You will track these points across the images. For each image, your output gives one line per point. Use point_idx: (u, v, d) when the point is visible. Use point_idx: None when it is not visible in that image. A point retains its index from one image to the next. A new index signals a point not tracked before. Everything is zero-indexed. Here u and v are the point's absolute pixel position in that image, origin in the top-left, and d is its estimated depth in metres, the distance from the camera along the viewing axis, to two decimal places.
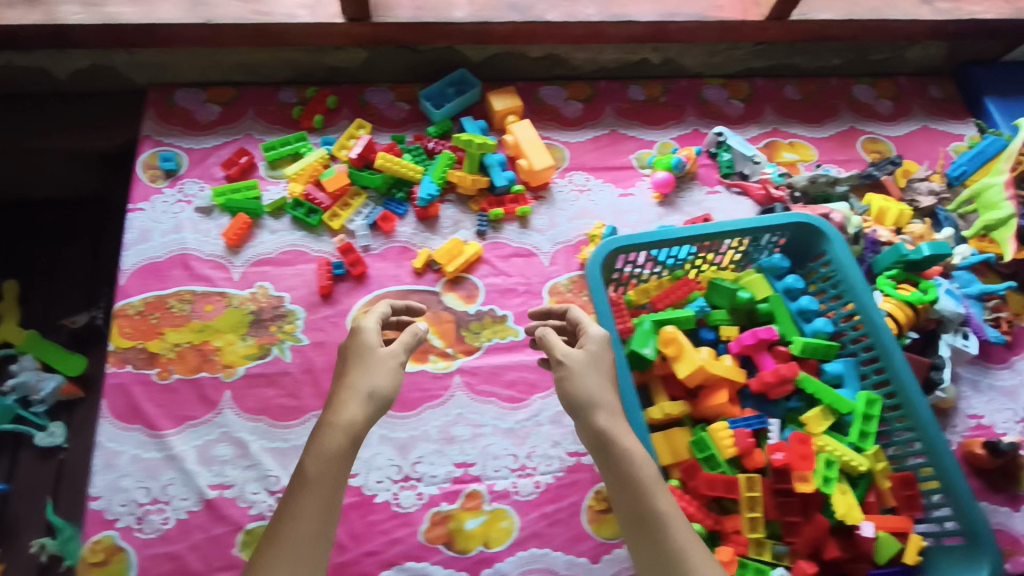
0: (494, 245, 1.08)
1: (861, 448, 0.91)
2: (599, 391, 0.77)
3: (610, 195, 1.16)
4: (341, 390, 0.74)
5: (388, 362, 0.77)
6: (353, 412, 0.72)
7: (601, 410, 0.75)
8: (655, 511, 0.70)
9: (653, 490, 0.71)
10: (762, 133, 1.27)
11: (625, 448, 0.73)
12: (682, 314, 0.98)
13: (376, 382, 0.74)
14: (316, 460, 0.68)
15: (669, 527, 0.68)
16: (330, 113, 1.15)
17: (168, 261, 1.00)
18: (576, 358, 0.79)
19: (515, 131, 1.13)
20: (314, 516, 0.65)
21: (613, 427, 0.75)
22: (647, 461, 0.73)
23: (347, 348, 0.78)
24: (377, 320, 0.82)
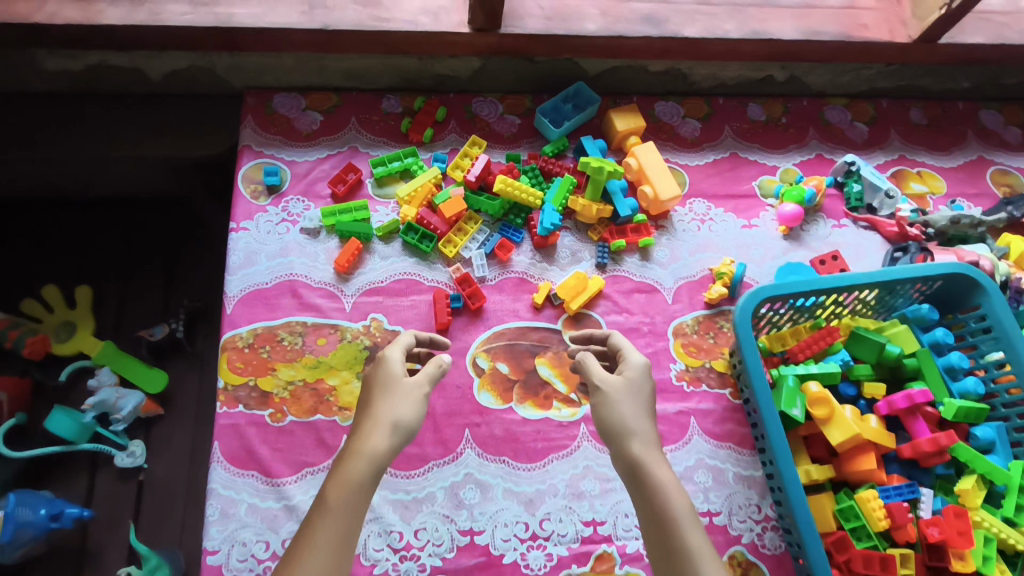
0: (615, 279, 1.01)
1: (1016, 523, 0.86)
2: (632, 418, 0.72)
3: (732, 226, 1.09)
4: (365, 420, 0.70)
5: (414, 393, 0.72)
6: (376, 442, 0.67)
7: (633, 437, 0.71)
8: (683, 543, 0.62)
9: (681, 520, 0.64)
10: (889, 161, 1.19)
11: (655, 476, 0.68)
12: (826, 368, 0.92)
13: (400, 412, 0.70)
14: (339, 487, 0.63)
15: (695, 561, 0.61)
16: (439, 125, 1.07)
17: (276, 288, 0.93)
18: (612, 384, 0.75)
19: (638, 155, 1.05)
20: (330, 545, 0.59)
21: (646, 455, 0.70)
22: (678, 491, 0.67)
23: (368, 379, 0.74)
24: (402, 348, 0.78)
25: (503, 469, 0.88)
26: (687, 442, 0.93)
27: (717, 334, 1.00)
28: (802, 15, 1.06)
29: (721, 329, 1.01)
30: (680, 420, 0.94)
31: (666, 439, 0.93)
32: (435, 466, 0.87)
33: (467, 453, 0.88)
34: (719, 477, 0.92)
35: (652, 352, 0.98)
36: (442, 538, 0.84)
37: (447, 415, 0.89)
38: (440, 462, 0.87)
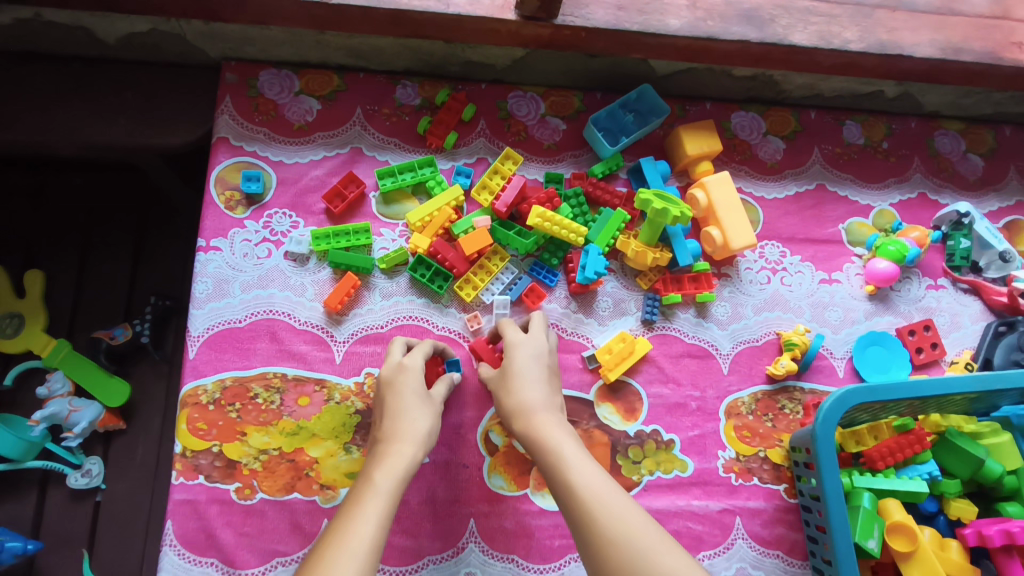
0: (662, 339, 0.84)
1: None
2: (515, 395, 0.69)
3: (808, 279, 0.90)
4: (394, 420, 0.67)
5: (434, 404, 0.70)
6: (412, 446, 0.64)
7: (518, 413, 0.68)
8: (569, 484, 0.59)
9: (566, 467, 0.61)
10: (1003, 208, 0.98)
11: (540, 437, 0.65)
12: (909, 485, 0.76)
13: (429, 422, 0.68)
14: (388, 474, 0.60)
15: (583, 496, 0.57)
16: (464, 125, 0.86)
17: (251, 329, 0.76)
18: (491, 376, 0.73)
19: (708, 189, 0.85)
20: (379, 522, 0.55)
21: (530, 421, 0.67)
22: (563, 441, 0.64)
23: (390, 386, 0.70)
24: (425, 355, 0.73)
25: (511, 570, 0.74)
26: (728, 547, 0.78)
27: (777, 417, 0.84)
28: (941, 26, 0.85)
29: (782, 410, 0.84)
30: (723, 520, 0.79)
31: (705, 542, 0.78)
32: (429, 563, 0.73)
33: (470, 548, 0.74)
34: None
35: (700, 434, 0.82)
36: None
37: (450, 502, 0.75)
38: (437, 557, 0.73)
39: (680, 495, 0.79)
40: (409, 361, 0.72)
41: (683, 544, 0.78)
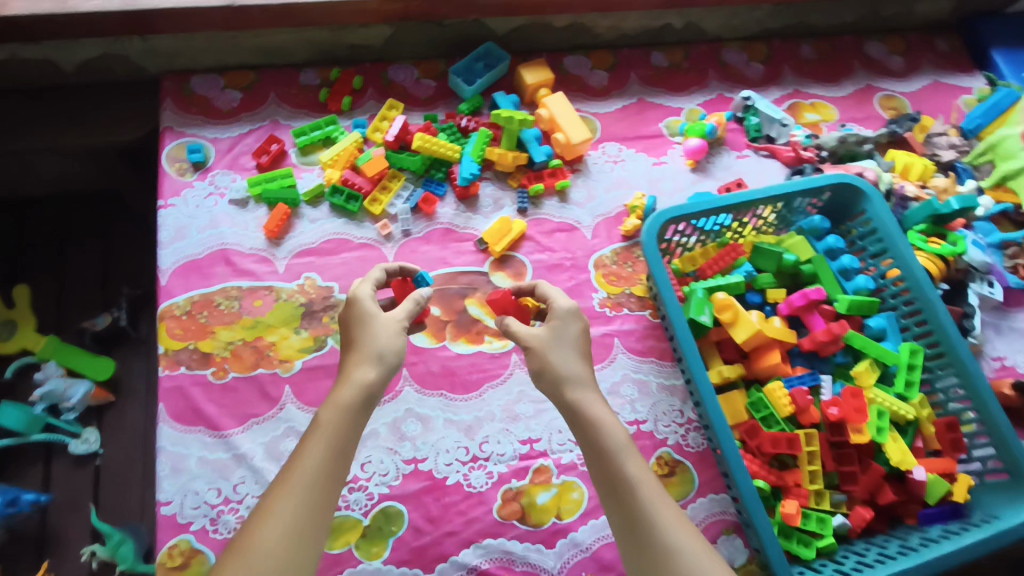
0: (536, 221, 1.08)
1: (906, 397, 0.94)
2: (568, 364, 0.80)
3: (643, 163, 1.15)
4: (350, 353, 0.79)
5: (392, 326, 0.81)
6: (364, 370, 0.76)
7: (569, 382, 0.78)
8: (624, 469, 0.71)
9: (621, 453, 0.72)
10: (784, 95, 1.26)
11: (589, 414, 0.76)
12: (731, 280, 0.99)
13: (384, 344, 0.79)
14: (333, 409, 0.72)
15: (632, 480, 0.70)
16: (356, 94, 1.12)
17: (209, 258, 0.98)
18: (540, 337, 0.83)
19: (549, 105, 1.11)
20: (320, 456, 0.67)
21: (581, 398, 0.77)
22: (614, 429, 0.75)
23: (347, 319, 0.82)
24: (372, 283, 0.87)
25: (441, 402, 0.94)
26: (611, 361, 1.00)
27: (634, 263, 1.07)
28: None
29: (638, 258, 1.08)
30: (604, 341, 1.01)
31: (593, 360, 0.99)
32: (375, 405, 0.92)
33: (407, 390, 0.94)
34: (644, 388, 0.99)
35: (576, 284, 1.04)
36: (387, 469, 0.89)
37: None
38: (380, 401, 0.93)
39: None
40: (360, 292, 0.85)
41: None
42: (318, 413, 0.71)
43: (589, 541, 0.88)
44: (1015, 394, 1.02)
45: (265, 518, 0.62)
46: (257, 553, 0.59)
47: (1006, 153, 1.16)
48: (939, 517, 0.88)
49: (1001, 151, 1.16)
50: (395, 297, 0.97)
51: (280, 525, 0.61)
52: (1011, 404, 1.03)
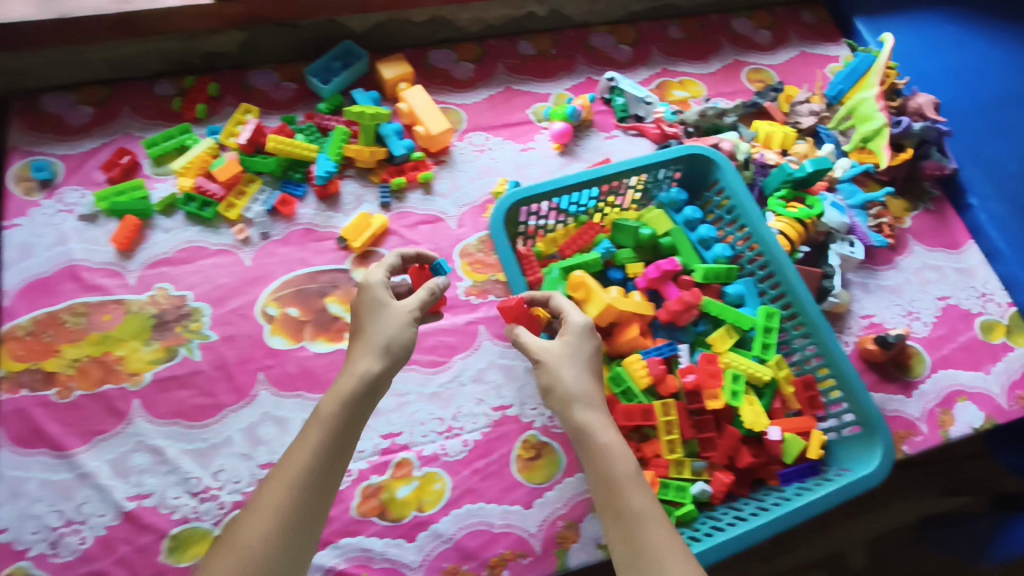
0: (399, 216, 1.07)
1: (765, 359, 0.95)
2: (577, 381, 0.76)
3: (510, 151, 1.15)
4: (358, 344, 0.76)
5: (401, 316, 0.79)
6: (369, 362, 0.74)
7: (579, 402, 0.74)
8: (629, 503, 0.66)
9: (625, 485, 0.67)
10: (652, 75, 1.27)
11: (596, 439, 0.71)
12: (588, 257, 0.98)
13: (393, 334, 0.77)
14: (332, 401, 0.71)
15: (635, 515, 0.66)
16: (213, 101, 1.11)
17: (56, 275, 0.95)
18: (552, 351, 0.79)
19: (407, 99, 1.10)
20: (306, 466, 0.66)
21: (590, 420, 0.73)
22: (625, 460, 0.70)
23: (357, 305, 0.81)
24: (385, 269, 0.85)
25: (298, 403, 0.92)
26: (476, 349, 0.99)
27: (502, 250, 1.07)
28: None
29: None
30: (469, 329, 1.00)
31: (457, 349, 0.99)
32: (228, 412, 0.91)
33: (261, 394, 0.92)
34: (510, 373, 0.98)
35: None
36: (240, 476, 0.87)
37: (239, 363, 0.93)
38: (234, 407, 0.91)
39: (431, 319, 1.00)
40: (372, 278, 0.83)
41: (439, 353, 0.98)
42: (313, 414, 0.70)
43: (451, 532, 0.87)
44: (878, 348, 1.04)
45: (252, 517, 0.62)
46: (245, 549, 0.60)
47: (864, 116, 1.18)
48: (797, 475, 0.89)
49: (860, 114, 1.18)
50: (412, 285, 0.94)
51: (253, 539, 0.61)
52: (875, 358, 1.05)
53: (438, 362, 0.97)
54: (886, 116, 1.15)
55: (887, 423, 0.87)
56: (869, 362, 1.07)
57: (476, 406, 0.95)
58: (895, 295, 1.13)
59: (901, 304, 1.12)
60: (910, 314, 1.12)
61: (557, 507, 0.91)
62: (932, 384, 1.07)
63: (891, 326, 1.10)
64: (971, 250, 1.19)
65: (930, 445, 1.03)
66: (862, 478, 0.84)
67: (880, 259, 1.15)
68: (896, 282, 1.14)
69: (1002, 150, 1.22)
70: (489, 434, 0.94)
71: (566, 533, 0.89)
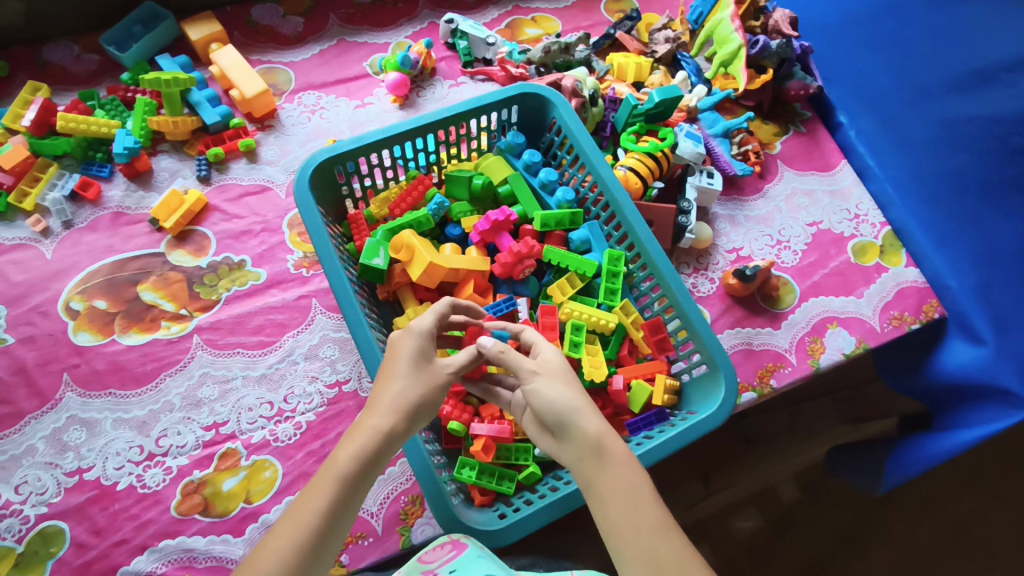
0: (220, 188, 0.99)
1: (611, 306, 0.89)
2: (585, 396, 0.62)
3: (344, 108, 1.07)
4: (382, 387, 0.63)
5: (440, 377, 0.64)
6: (393, 420, 0.60)
7: (585, 412, 0.60)
8: (651, 522, 0.55)
9: (646, 499, 0.56)
10: (502, 14, 1.18)
11: (606, 448, 0.58)
12: (417, 215, 0.91)
13: (425, 393, 0.63)
14: (352, 450, 0.58)
15: (660, 532, 0.55)
16: (3, 81, 1.02)
17: None
18: (550, 364, 0.63)
19: (217, 60, 1.02)
20: (316, 528, 0.54)
21: (602, 428, 0.59)
22: (639, 473, 0.58)
23: (391, 346, 0.66)
24: (437, 317, 0.68)
25: (108, 402, 0.85)
26: (309, 324, 0.92)
27: None
28: None
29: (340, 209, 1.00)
30: (300, 304, 0.93)
31: (287, 326, 0.91)
32: (29, 419, 0.83)
33: (67, 396, 0.84)
34: (346, 347, 0.91)
35: (268, 248, 0.96)
36: (45, 486, 0.80)
37: (39, 365, 0.86)
38: (37, 413, 0.83)
39: (258, 298, 0.92)
40: (420, 323, 0.67)
41: (266, 333, 0.90)
42: (318, 470, 0.58)
43: None
44: (738, 283, 0.96)
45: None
46: None
47: (723, 38, 1.10)
48: (644, 424, 0.82)
49: (718, 37, 1.11)
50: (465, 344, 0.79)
51: None
52: (739, 293, 0.98)
53: (267, 343, 0.90)
54: (742, 36, 1.07)
55: (731, 361, 0.80)
56: (734, 298, 0.99)
57: (309, 384, 0.88)
58: (764, 225, 1.05)
59: (769, 233, 1.05)
60: (779, 244, 1.04)
61: (400, 483, 0.84)
62: (801, 314, 0.98)
63: (758, 258, 1.03)
64: (845, 169, 1.10)
65: (799, 377, 0.94)
66: (705, 418, 0.77)
67: (748, 189, 1.08)
68: (766, 211, 1.06)
69: (874, 64, 1.12)
70: (324, 414, 0.86)
71: (410, 509, 0.82)
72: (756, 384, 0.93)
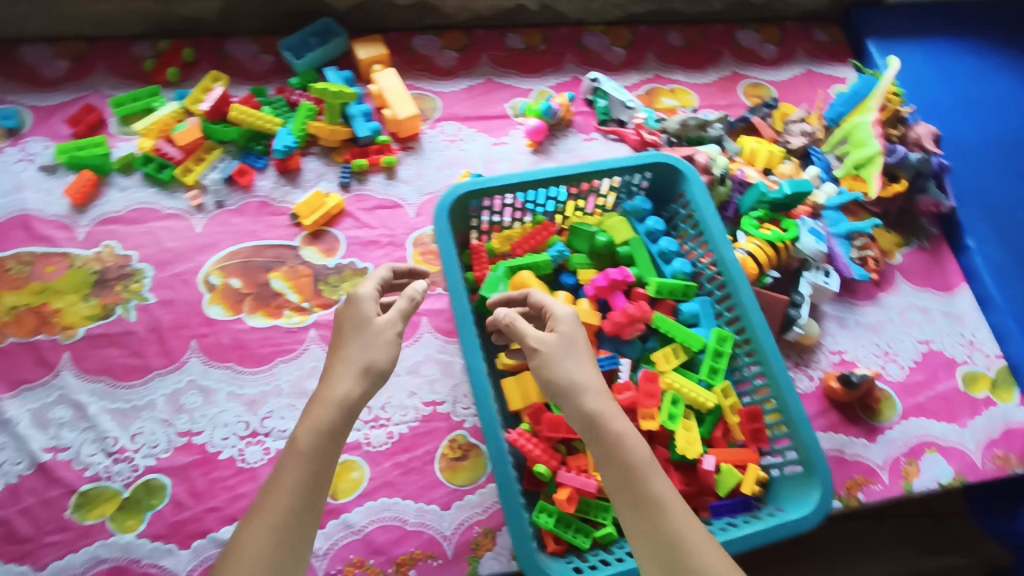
0: (357, 198, 1.06)
1: (711, 385, 0.90)
2: (583, 372, 0.67)
3: (481, 143, 1.12)
4: (335, 360, 0.69)
5: (385, 332, 0.70)
6: (347, 386, 0.66)
7: (586, 393, 0.66)
8: (654, 497, 0.60)
9: (647, 474, 0.62)
10: (643, 80, 1.23)
11: (607, 428, 0.64)
12: (539, 259, 0.95)
13: (375, 353, 0.68)
14: (310, 429, 0.63)
15: (665, 509, 0.60)
16: (188, 66, 1.12)
17: (8, 223, 0.97)
18: (549, 342, 0.69)
19: (378, 81, 1.10)
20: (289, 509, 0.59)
21: (603, 408, 0.65)
22: (643, 451, 0.63)
23: (339, 317, 0.73)
24: (374, 285, 0.76)
25: (227, 374, 0.91)
26: (416, 340, 0.96)
27: None
28: None
29: None
30: (411, 320, 0.97)
31: None
32: (155, 375, 0.90)
33: (192, 360, 0.91)
34: (447, 369, 0.95)
35: (390, 261, 1.01)
36: (157, 440, 0.86)
37: (172, 328, 0.93)
38: (162, 371, 0.90)
39: None
40: (360, 292, 0.74)
41: None
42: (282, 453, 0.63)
43: (362, 524, 0.84)
44: (841, 387, 0.95)
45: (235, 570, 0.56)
46: None
47: (859, 141, 1.11)
48: (728, 510, 0.83)
49: (855, 139, 1.11)
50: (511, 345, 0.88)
51: None
52: (839, 398, 0.96)
53: None
54: (881, 143, 1.07)
55: (828, 466, 0.80)
56: (832, 401, 0.98)
57: (407, 398, 0.92)
58: (873, 334, 1.04)
59: (878, 342, 1.03)
60: (886, 356, 1.02)
61: (477, 512, 0.86)
62: (900, 432, 0.96)
63: (863, 366, 1.01)
64: (965, 294, 1.08)
65: (888, 497, 0.92)
66: (796, 520, 0.77)
67: (861, 294, 1.07)
68: (877, 320, 1.05)
69: (1001, 195, 1.14)
70: (416, 428, 0.90)
71: (482, 540, 0.84)
72: (842, 494, 0.91)
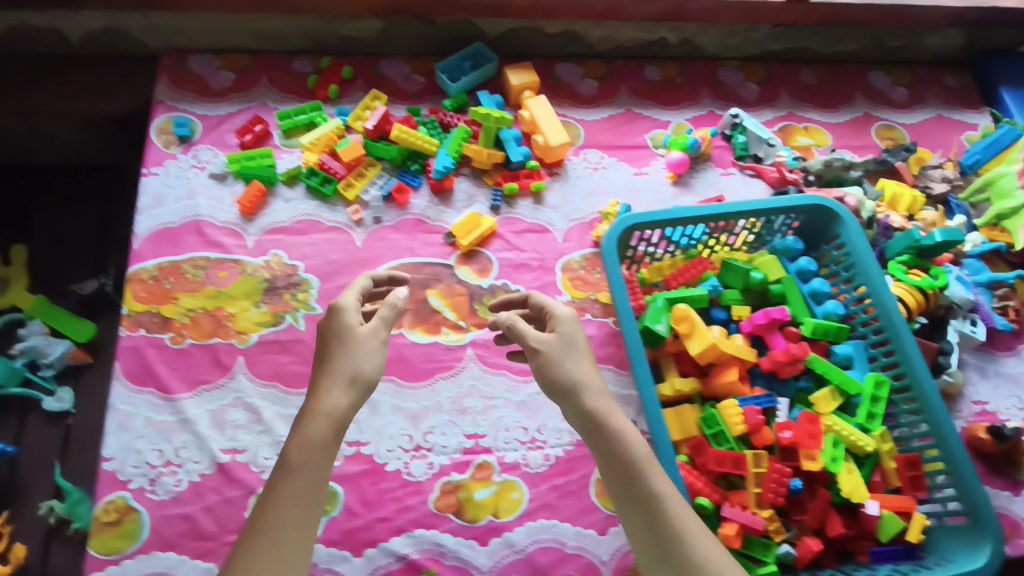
0: (507, 220, 1.08)
1: (868, 429, 0.90)
2: (582, 371, 0.72)
3: (624, 173, 1.15)
4: (319, 369, 0.69)
5: (370, 341, 0.70)
6: (337, 397, 0.66)
7: (586, 390, 0.71)
8: (654, 491, 0.66)
9: (645, 467, 0.67)
10: (778, 117, 1.24)
11: (609, 424, 0.69)
12: (694, 292, 0.96)
13: (364, 362, 0.69)
14: (302, 443, 0.63)
15: (664, 502, 0.65)
16: (345, 83, 1.16)
17: (182, 227, 1.01)
18: (549, 342, 0.73)
19: (531, 107, 1.13)
20: (287, 523, 0.59)
21: (603, 406, 0.70)
22: (640, 446, 0.68)
23: (323, 328, 0.73)
24: (355, 294, 0.76)
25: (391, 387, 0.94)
26: None
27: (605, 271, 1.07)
28: None
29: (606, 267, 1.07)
30: None
31: None
32: None
33: None
34: None
35: (540, 285, 1.04)
36: None
37: None
38: None
39: None
40: (343, 301, 0.74)
41: None
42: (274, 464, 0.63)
43: (524, 543, 0.86)
44: (990, 439, 0.95)
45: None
46: None
47: (1002, 191, 1.12)
48: (891, 556, 0.85)
49: (998, 188, 1.12)
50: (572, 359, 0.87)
51: None
52: (986, 448, 0.97)
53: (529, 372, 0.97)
54: None
55: (996, 519, 0.81)
56: (977, 451, 0.98)
57: (562, 422, 0.94)
58: (1014, 385, 1.04)
59: (1019, 394, 1.03)
60: None
61: None
62: None
63: (1005, 418, 1.01)
64: None
65: None
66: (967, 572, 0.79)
67: (1001, 344, 1.07)
68: (1018, 371, 1.05)
69: None
70: (571, 452, 0.92)
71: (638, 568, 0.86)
72: None
